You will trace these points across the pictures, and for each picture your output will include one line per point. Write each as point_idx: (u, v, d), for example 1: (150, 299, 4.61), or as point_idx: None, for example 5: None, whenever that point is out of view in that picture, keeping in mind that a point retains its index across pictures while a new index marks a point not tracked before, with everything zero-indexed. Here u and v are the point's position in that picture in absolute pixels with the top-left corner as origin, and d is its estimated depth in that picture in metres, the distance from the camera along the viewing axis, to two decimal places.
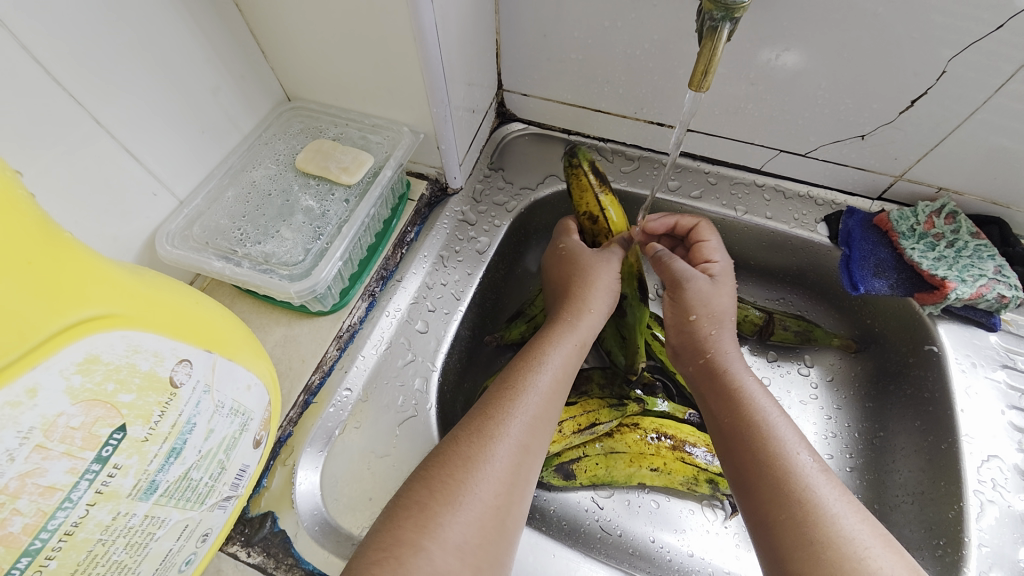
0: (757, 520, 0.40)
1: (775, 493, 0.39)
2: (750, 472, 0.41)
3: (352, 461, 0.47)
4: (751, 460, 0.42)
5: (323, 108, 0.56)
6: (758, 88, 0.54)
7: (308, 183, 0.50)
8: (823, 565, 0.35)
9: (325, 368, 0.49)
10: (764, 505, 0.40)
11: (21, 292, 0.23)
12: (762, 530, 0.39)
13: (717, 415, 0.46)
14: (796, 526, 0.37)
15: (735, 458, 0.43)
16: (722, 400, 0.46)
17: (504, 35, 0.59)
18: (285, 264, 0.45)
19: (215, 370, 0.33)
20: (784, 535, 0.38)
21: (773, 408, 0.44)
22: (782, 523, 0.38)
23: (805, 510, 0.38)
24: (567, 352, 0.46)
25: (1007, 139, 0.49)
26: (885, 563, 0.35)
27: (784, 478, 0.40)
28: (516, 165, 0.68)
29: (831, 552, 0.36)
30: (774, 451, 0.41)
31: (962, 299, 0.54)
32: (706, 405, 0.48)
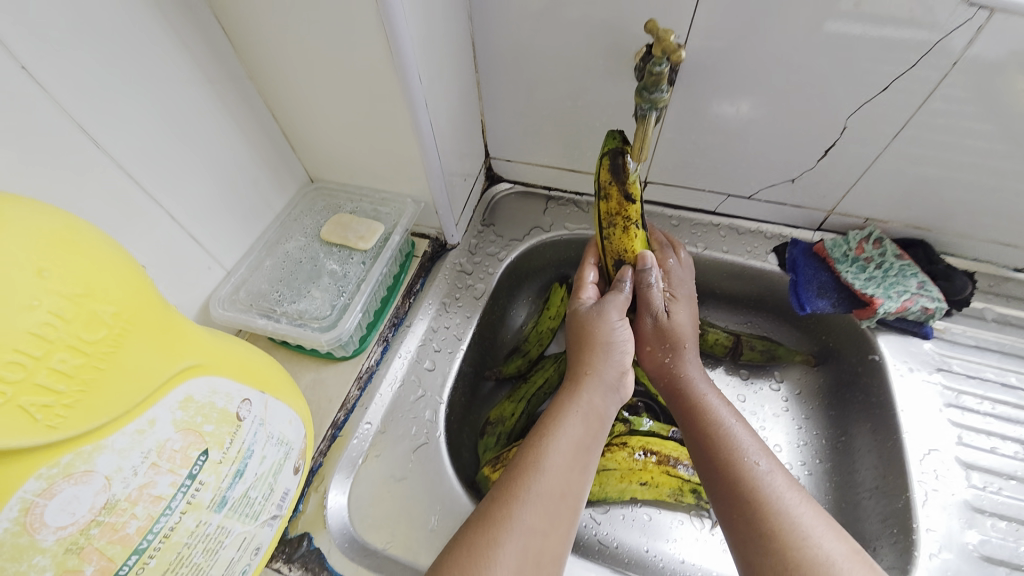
0: (727, 516, 0.46)
1: (744, 499, 0.45)
2: (721, 477, 0.48)
3: (375, 486, 0.53)
4: (719, 464, 0.48)
5: (340, 186, 0.67)
6: (699, 146, 0.65)
7: (331, 251, 0.60)
8: (781, 552, 0.41)
9: (349, 406, 0.58)
10: (729, 504, 0.46)
11: (153, 348, 0.31)
12: (732, 526, 0.46)
13: (690, 425, 0.53)
14: (758, 519, 0.44)
15: (712, 474, 0.49)
16: (688, 415, 0.53)
17: (488, 116, 0.72)
18: (316, 318, 0.54)
19: (266, 406, 0.42)
20: (748, 529, 0.44)
21: (735, 421, 0.51)
22: (742, 520, 0.45)
23: (764, 506, 0.44)
24: (575, 428, 0.47)
25: (909, 175, 0.60)
26: (828, 546, 0.41)
27: (745, 478, 0.46)
28: (505, 220, 0.79)
29: (782, 539, 0.42)
30: (735, 455, 0.48)
31: (891, 312, 0.62)
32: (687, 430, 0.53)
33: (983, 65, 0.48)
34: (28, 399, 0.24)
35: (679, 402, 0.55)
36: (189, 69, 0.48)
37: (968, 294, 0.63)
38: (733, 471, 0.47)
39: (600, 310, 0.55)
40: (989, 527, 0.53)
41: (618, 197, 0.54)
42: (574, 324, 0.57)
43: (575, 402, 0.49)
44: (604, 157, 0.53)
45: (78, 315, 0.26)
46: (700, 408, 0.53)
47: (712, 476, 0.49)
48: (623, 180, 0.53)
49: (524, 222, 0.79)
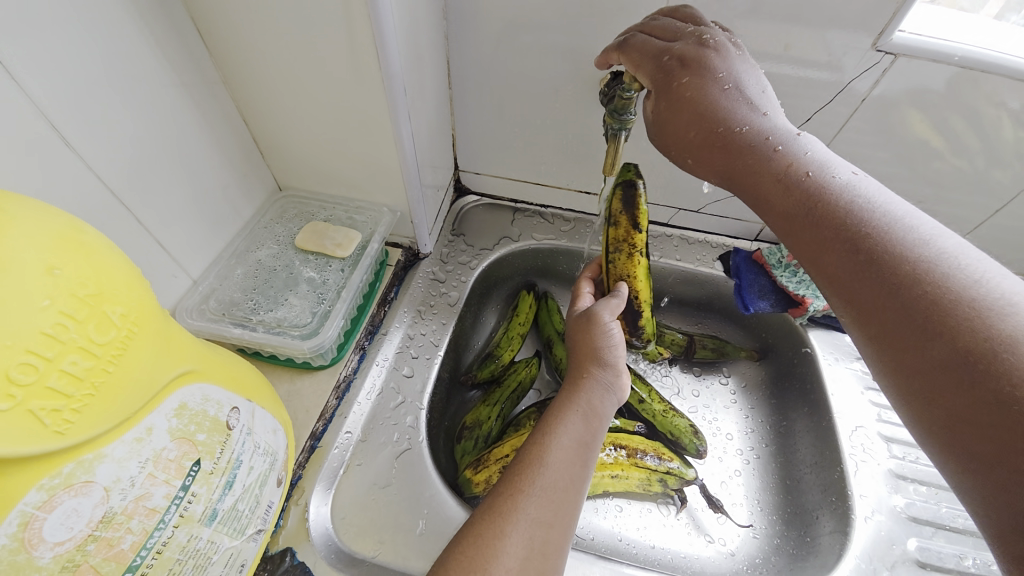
0: (857, 300, 0.34)
1: (907, 296, 0.31)
2: (839, 257, 0.35)
3: (358, 495, 0.53)
4: (836, 243, 0.35)
5: (312, 195, 0.66)
6: (655, 164, 0.72)
7: (307, 259, 0.60)
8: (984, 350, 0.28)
9: (327, 416, 0.57)
10: (869, 289, 0.33)
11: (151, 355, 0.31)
12: (865, 306, 0.33)
13: (781, 209, 0.38)
14: (928, 307, 0.30)
15: (830, 256, 0.35)
16: (777, 194, 0.39)
17: (459, 130, 0.75)
18: (295, 326, 0.53)
19: (254, 415, 0.41)
20: (904, 316, 0.31)
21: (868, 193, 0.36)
22: (906, 309, 0.31)
23: (926, 285, 0.31)
24: (574, 425, 0.51)
25: None
26: None
27: (891, 255, 0.33)
28: (475, 230, 0.82)
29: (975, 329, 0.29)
30: (871, 231, 0.34)
31: (819, 310, 0.71)
32: (786, 221, 0.38)
33: (882, 102, 0.59)
34: (38, 404, 0.24)
35: (751, 191, 0.41)
36: (162, 71, 0.47)
37: None
38: (916, 295, 0.31)
39: (592, 318, 0.60)
40: (912, 491, 0.61)
41: (627, 226, 0.59)
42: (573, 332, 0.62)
43: (578, 403, 0.53)
44: (617, 188, 0.59)
45: (91, 317, 0.26)
46: (797, 185, 0.38)
47: (852, 271, 0.34)
48: (632, 210, 0.58)
49: (494, 233, 0.82)
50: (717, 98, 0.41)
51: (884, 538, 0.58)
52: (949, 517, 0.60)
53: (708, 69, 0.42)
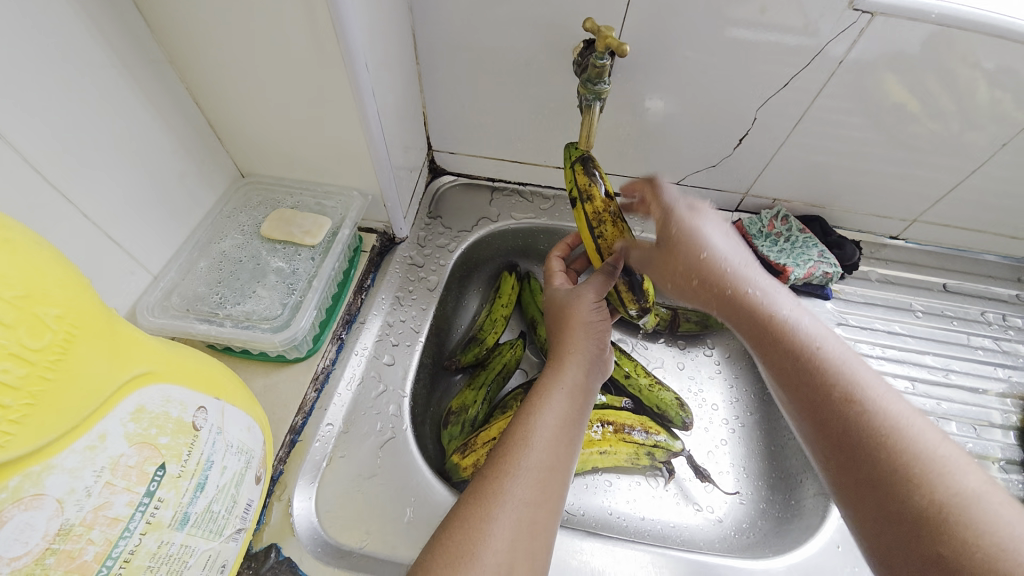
0: (836, 469, 0.38)
1: (880, 459, 0.36)
2: (823, 410, 0.40)
3: (343, 487, 0.52)
4: (811, 389, 0.41)
5: (277, 181, 0.63)
6: (634, 136, 0.70)
7: (275, 248, 0.57)
8: (915, 499, 0.34)
9: (306, 410, 0.55)
10: (840, 456, 0.38)
11: (99, 357, 0.29)
12: (844, 479, 0.38)
13: (756, 338, 0.46)
14: (880, 446, 0.36)
15: (839, 462, 0.38)
16: (727, 307, 0.48)
17: (429, 107, 0.71)
18: (265, 319, 0.51)
19: (223, 414, 0.39)
20: (874, 488, 0.35)
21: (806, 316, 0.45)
22: (869, 476, 0.36)
23: (891, 442, 0.36)
24: (559, 402, 0.50)
25: (807, 160, 0.69)
26: (947, 451, 0.35)
27: (843, 401, 0.39)
28: (452, 212, 0.79)
29: (920, 487, 0.34)
30: (825, 360, 0.41)
31: (800, 278, 0.71)
32: (784, 370, 0.43)
33: (858, 67, 0.57)
34: None
35: (736, 320, 0.47)
36: (100, 50, 0.43)
37: (856, 260, 0.74)
38: (871, 439, 0.37)
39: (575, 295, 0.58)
40: None
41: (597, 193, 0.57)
42: (557, 310, 0.59)
43: (562, 379, 0.52)
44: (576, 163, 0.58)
45: (19, 320, 0.24)
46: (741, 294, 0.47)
47: (821, 424, 0.39)
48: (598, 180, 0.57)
49: (472, 214, 0.79)
50: (700, 246, 0.50)
51: None
52: None
53: (689, 245, 0.50)
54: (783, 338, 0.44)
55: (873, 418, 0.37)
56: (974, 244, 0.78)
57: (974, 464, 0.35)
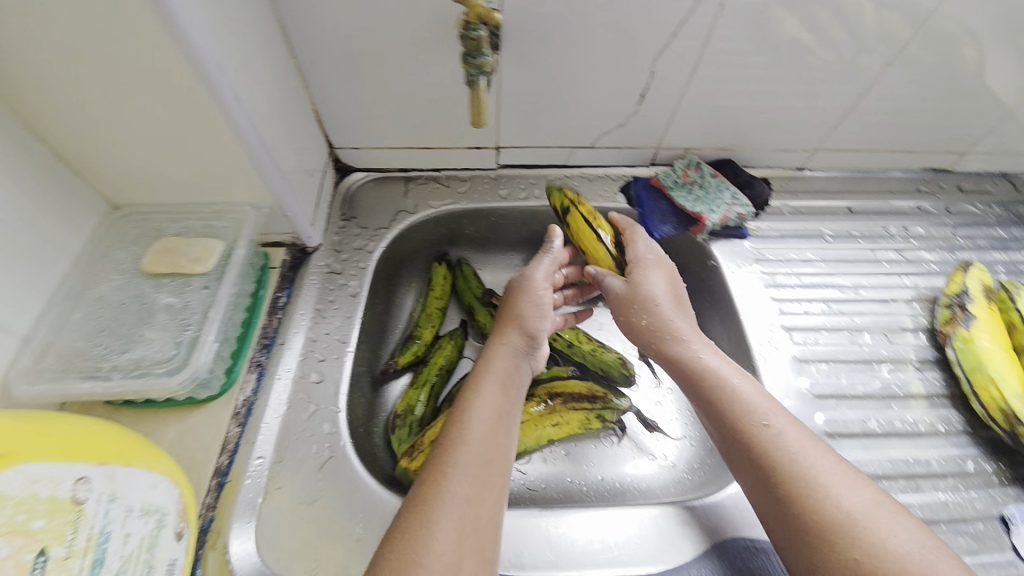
0: (761, 497, 0.46)
1: (799, 499, 0.43)
2: (755, 460, 0.47)
3: (283, 518, 0.49)
4: (756, 465, 0.47)
5: (156, 208, 0.57)
6: (538, 105, 0.68)
7: (161, 283, 0.52)
8: (831, 535, 0.41)
9: (231, 448, 0.52)
10: (776, 502, 0.45)
11: None
12: (772, 515, 0.45)
13: (698, 394, 0.54)
14: (820, 523, 0.42)
15: (758, 492, 0.47)
16: (701, 400, 0.54)
17: (318, 104, 0.66)
18: (158, 363, 0.47)
19: (115, 479, 0.37)
20: (791, 515, 0.43)
21: (773, 410, 0.50)
22: (801, 522, 0.43)
23: (824, 515, 0.42)
24: (491, 396, 0.51)
25: (710, 104, 0.69)
26: (870, 513, 0.42)
27: (805, 499, 0.43)
28: (367, 210, 0.75)
29: (834, 526, 0.41)
30: (781, 456, 0.46)
31: (716, 223, 0.73)
32: (749, 476, 0.48)
33: (739, 6, 0.57)
34: None
35: (684, 381, 0.56)
36: None
37: (766, 197, 0.77)
38: (804, 504, 0.43)
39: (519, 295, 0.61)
40: (815, 371, 0.66)
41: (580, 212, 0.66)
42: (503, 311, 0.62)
43: (489, 372, 0.54)
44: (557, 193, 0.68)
45: None
46: (706, 381, 0.54)
47: (750, 467, 0.48)
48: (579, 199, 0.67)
49: (388, 209, 0.76)
50: (649, 296, 0.60)
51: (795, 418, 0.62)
52: (849, 387, 0.65)
53: (646, 301, 0.60)
54: (717, 396, 0.52)
55: (796, 464, 0.45)
56: (875, 164, 0.82)
57: (866, 493, 0.43)
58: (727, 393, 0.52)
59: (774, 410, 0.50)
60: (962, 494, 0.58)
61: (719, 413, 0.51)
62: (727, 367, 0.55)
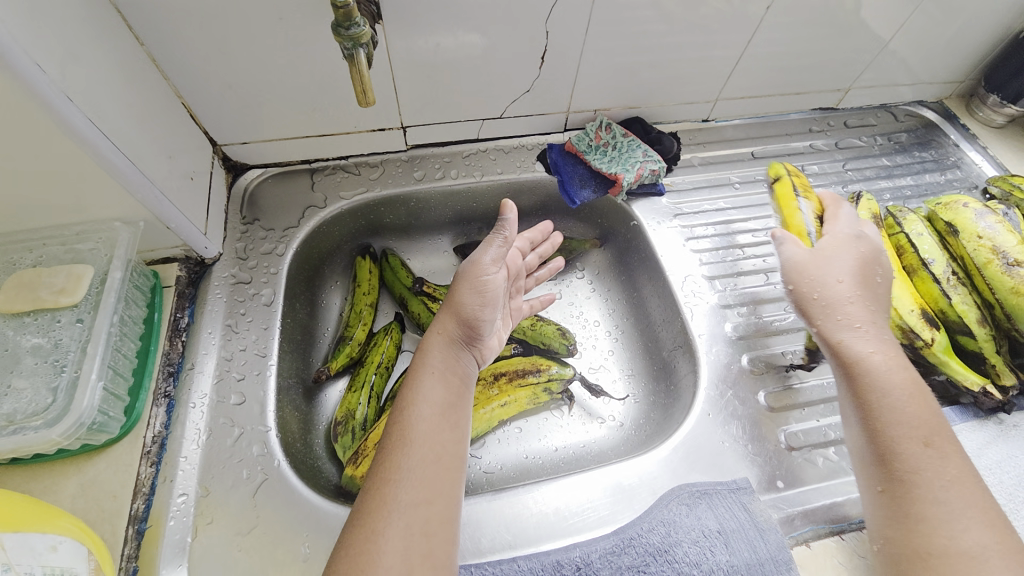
0: (871, 493, 0.46)
1: (913, 500, 0.42)
2: (880, 455, 0.46)
3: (219, 554, 0.46)
4: (879, 460, 0.45)
5: (3, 238, 0.49)
6: (437, 78, 0.65)
7: (22, 323, 0.45)
8: (935, 542, 0.40)
9: (147, 489, 0.47)
10: (884, 497, 0.44)
11: None
12: (878, 509, 0.45)
13: (846, 379, 0.50)
14: (926, 524, 0.41)
15: (875, 482, 0.46)
16: (850, 382, 0.50)
17: (189, 98, 0.59)
18: (34, 414, 0.41)
19: (6, 548, 0.35)
20: (897, 518, 0.43)
21: (917, 399, 0.47)
22: (909, 527, 0.42)
23: (929, 519, 0.41)
24: (437, 393, 0.49)
25: (610, 62, 0.69)
26: (966, 533, 0.40)
27: (920, 494, 0.42)
28: (270, 210, 0.69)
29: (930, 529, 0.41)
30: (907, 461, 0.44)
31: (631, 183, 0.74)
32: (872, 475, 0.46)
33: None
34: None
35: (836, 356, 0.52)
36: None
37: (675, 151, 0.78)
38: (920, 511, 0.42)
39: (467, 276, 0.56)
40: (738, 315, 0.70)
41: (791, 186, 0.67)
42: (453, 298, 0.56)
43: (434, 365, 0.52)
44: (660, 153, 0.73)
45: None
46: (860, 369, 0.49)
47: (872, 463, 0.46)
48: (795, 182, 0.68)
49: (294, 206, 0.70)
50: (818, 274, 0.55)
51: (726, 362, 0.65)
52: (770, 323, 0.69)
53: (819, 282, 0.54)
54: (864, 381, 0.49)
55: (922, 474, 0.43)
56: (769, 108, 0.86)
57: (979, 502, 0.42)
58: (887, 399, 0.47)
59: (936, 430, 0.45)
60: None
61: (867, 404, 0.48)
62: (895, 374, 0.49)
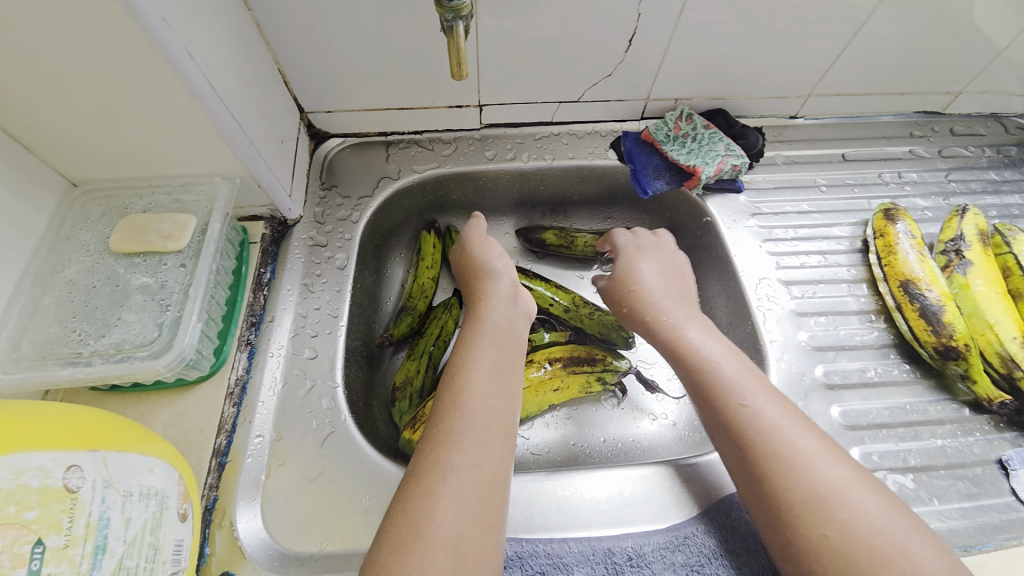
0: (740, 480, 0.47)
1: (772, 489, 0.44)
2: (736, 444, 0.47)
3: (289, 495, 0.49)
4: (738, 450, 0.47)
5: (120, 184, 0.54)
6: (520, 56, 0.64)
7: (134, 263, 0.49)
8: (808, 520, 0.41)
9: (228, 428, 0.50)
10: (750, 480, 0.46)
11: None
12: (749, 489, 0.46)
13: (704, 400, 0.51)
14: (803, 503, 0.42)
15: (739, 471, 0.47)
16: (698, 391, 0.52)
17: (284, 64, 0.62)
18: (141, 346, 0.45)
19: (107, 465, 0.36)
20: (772, 501, 0.44)
21: (771, 404, 0.48)
22: (780, 504, 0.43)
23: (812, 491, 0.42)
24: (489, 358, 0.51)
25: (701, 49, 0.66)
26: (868, 509, 0.41)
27: (789, 485, 0.43)
28: (347, 178, 0.72)
29: (804, 496, 0.42)
30: (762, 454, 0.45)
31: (710, 176, 0.71)
32: (732, 458, 0.48)
33: None
34: None
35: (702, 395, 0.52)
36: None
37: (760, 147, 0.75)
38: (783, 495, 0.43)
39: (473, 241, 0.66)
40: (813, 324, 0.66)
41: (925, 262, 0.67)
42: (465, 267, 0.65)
43: (485, 332, 0.54)
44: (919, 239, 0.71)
45: None
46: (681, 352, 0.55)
47: (735, 453, 0.47)
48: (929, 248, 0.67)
49: (369, 176, 0.72)
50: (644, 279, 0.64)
51: (795, 373, 0.63)
52: (848, 338, 0.66)
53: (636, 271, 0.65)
54: (706, 382, 0.51)
55: (799, 484, 0.43)
56: (867, 108, 0.80)
57: (840, 475, 0.43)
58: (734, 403, 0.48)
59: (761, 394, 0.49)
60: (958, 439, 0.60)
61: (711, 408, 0.50)
62: (715, 351, 0.54)
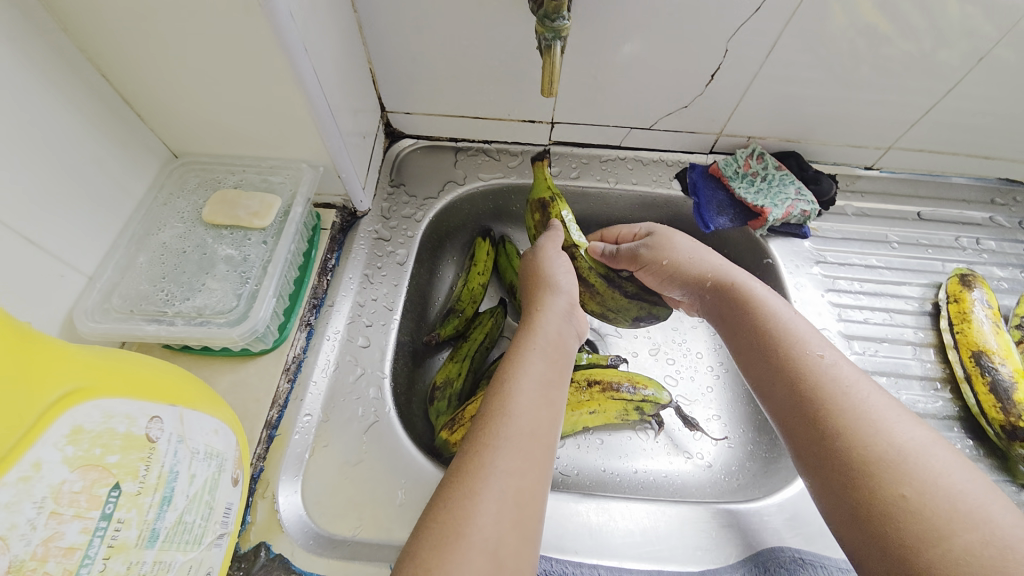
0: (802, 452, 0.41)
1: (842, 448, 0.38)
2: (796, 403, 0.43)
3: (329, 477, 0.50)
4: (798, 409, 0.42)
5: (215, 159, 0.57)
6: (600, 79, 0.66)
7: (221, 234, 0.52)
8: (893, 488, 0.35)
9: (281, 402, 0.52)
10: (813, 446, 0.40)
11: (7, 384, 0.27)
12: (811, 465, 0.40)
13: (760, 351, 0.48)
14: (889, 479, 0.36)
15: (796, 432, 0.42)
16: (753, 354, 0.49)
17: (375, 64, 0.65)
18: (219, 313, 0.47)
19: (183, 421, 0.37)
20: (847, 478, 0.37)
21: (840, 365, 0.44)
22: (852, 469, 0.37)
23: (900, 466, 0.36)
24: (537, 369, 0.51)
25: (782, 91, 0.65)
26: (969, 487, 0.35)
27: (862, 448, 0.38)
28: (415, 178, 0.74)
29: (905, 481, 0.35)
30: (828, 406, 0.41)
31: (778, 219, 0.70)
32: (788, 417, 0.43)
33: None
34: None
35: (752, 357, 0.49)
36: None
37: (832, 195, 0.74)
38: (865, 469, 0.37)
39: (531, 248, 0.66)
40: None
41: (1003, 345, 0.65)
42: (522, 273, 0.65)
43: (536, 344, 0.54)
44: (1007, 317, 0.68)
45: None
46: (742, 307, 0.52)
47: (793, 411, 0.43)
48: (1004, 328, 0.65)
49: (436, 179, 0.75)
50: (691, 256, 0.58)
51: None
52: (909, 403, 0.63)
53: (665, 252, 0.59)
54: (772, 346, 0.47)
55: (877, 446, 0.38)
56: (948, 168, 0.77)
57: (933, 447, 0.38)
58: (792, 350, 0.46)
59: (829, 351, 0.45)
60: None
61: (774, 364, 0.46)
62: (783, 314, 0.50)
